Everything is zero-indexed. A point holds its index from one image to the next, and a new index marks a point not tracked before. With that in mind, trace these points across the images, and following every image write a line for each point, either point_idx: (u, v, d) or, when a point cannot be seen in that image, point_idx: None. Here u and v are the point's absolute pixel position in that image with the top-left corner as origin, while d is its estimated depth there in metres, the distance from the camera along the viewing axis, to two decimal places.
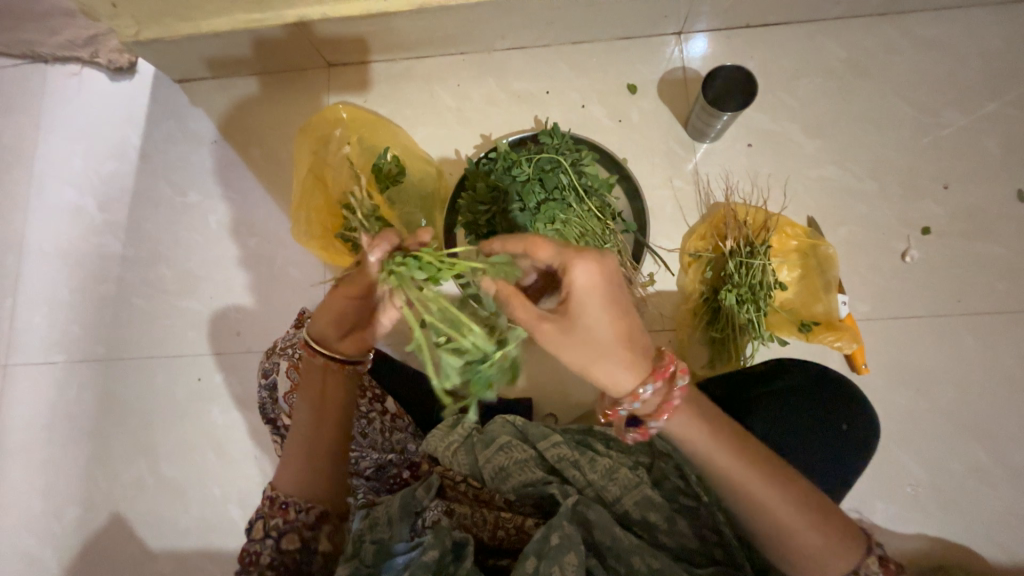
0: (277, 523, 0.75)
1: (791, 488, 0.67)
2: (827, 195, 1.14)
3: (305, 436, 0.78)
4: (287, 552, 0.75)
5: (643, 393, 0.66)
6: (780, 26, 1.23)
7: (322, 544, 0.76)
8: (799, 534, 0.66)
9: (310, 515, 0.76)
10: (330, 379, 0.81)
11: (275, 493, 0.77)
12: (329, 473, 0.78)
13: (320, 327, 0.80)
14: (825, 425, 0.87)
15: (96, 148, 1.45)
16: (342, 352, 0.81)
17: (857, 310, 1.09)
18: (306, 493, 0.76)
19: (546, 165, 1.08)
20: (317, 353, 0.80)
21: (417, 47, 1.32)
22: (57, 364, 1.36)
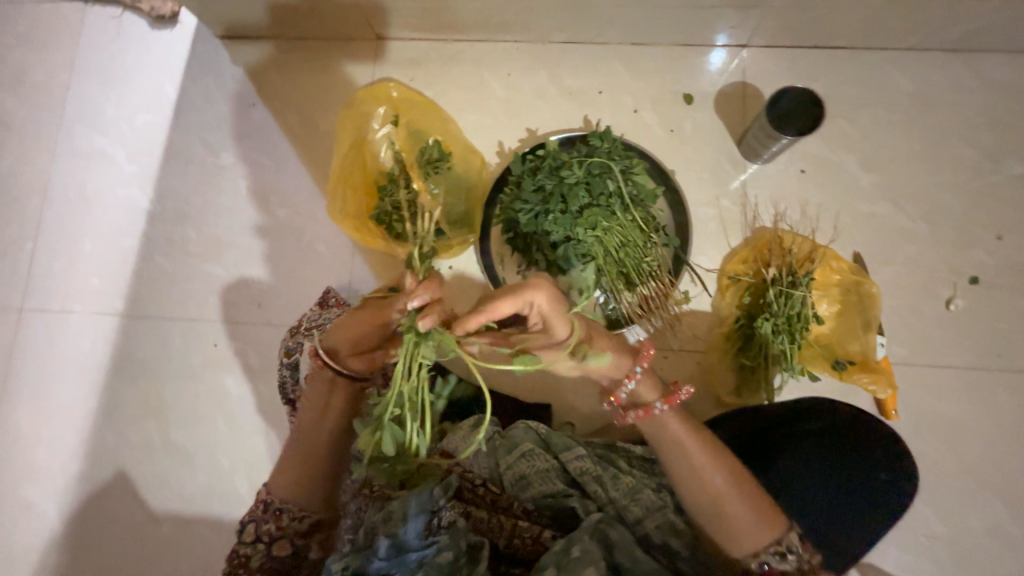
0: (269, 528, 0.90)
1: (724, 467, 0.75)
2: (877, 233, 1.11)
3: (302, 449, 0.90)
4: (277, 555, 0.90)
5: (636, 373, 0.77)
6: (849, 50, 1.19)
7: (312, 550, 0.92)
8: (726, 502, 0.73)
9: (302, 523, 0.90)
10: (334, 397, 0.90)
11: (270, 500, 0.90)
12: (320, 485, 0.91)
13: (335, 341, 0.87)
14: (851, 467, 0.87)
15: (130, 97, 1.41)
16: (349, 368, 0.88)
17: (893, 353, 1.07)
18: (299, 503, 0.90)
19: (595, 169, 1.04)
20: (323, 364, 0.89)
21: (470, 30, 1.28)
22: (74, 314, 1.35)
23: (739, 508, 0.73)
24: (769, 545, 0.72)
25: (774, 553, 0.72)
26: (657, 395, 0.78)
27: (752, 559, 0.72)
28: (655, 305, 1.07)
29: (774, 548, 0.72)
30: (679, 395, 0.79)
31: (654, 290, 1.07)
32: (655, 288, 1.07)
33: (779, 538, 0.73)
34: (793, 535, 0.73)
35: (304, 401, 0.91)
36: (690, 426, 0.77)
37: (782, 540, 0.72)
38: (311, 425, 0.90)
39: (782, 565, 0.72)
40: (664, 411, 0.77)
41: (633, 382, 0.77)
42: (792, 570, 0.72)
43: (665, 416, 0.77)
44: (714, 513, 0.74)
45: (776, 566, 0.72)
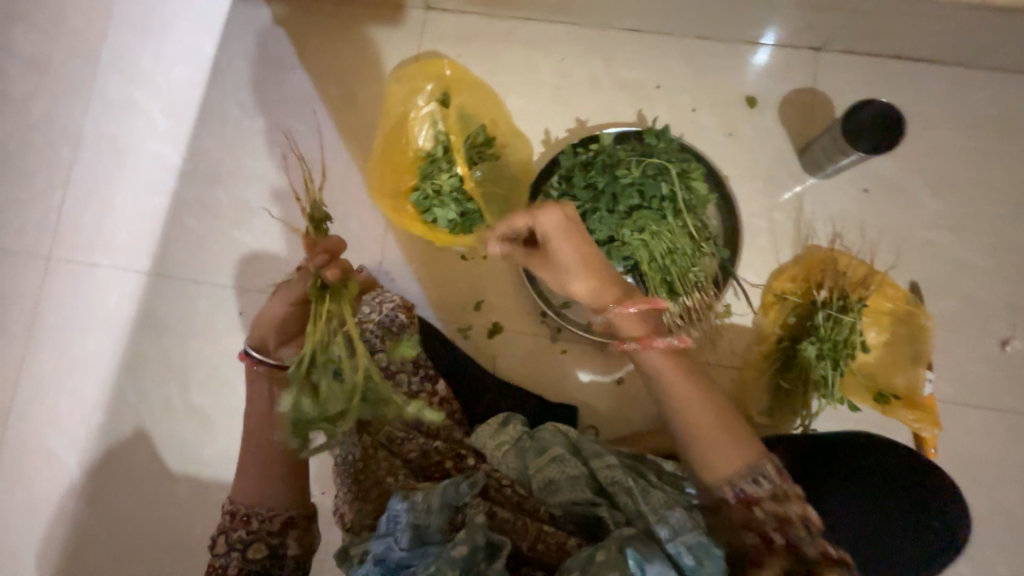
0: (240, 534, 0.85)
1: (698, 394, 0.75)
2: (938, 263, 1.06)
3: (266, 455, 0.89)
4: (253, 560, 0.85)
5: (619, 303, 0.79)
6: (931, 64, 1.11)
7: (289, 548, 0.87)
8: (697, 430, 0.75)
9: (272, 523, 0.86)
10: (273, 390, 0.92)
11: (235, 508, 0.87)
12: (285, 483, 0.89)
13: (260, 334, 0.91)
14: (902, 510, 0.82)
15: (167, 50, 1.37)
16: (283, 358, 0.91)
17: (940, 390, 1.02)
18: (266, 505, 0.87)
19: (651, 170, 0.99)
20: (260, 362, 0.91)
21: (526, 8, 1.21)
22: (100, 268, 1.33)
23: (717, 436, 0.74)
24: (742, 471, 0.73)
25: (748, 481, 0.73)
26: (643, 332, 0.78)
27: (727, 486, 0.73)
28: (697, 316, 1.03)
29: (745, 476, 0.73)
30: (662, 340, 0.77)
31: (699, 302, 1.03)
32: (698, 300, 1.03)
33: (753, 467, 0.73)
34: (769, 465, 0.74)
35: (248, 404, 0.93)
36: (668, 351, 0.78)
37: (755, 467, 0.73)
38: (262, 432, 0.91)
39: (758, 492, 0.72)
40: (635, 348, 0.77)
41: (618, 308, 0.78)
42: (766, 496, 0.73)
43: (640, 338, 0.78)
44: (687, 436, 0.76)
45: (750, 493, 0.72)
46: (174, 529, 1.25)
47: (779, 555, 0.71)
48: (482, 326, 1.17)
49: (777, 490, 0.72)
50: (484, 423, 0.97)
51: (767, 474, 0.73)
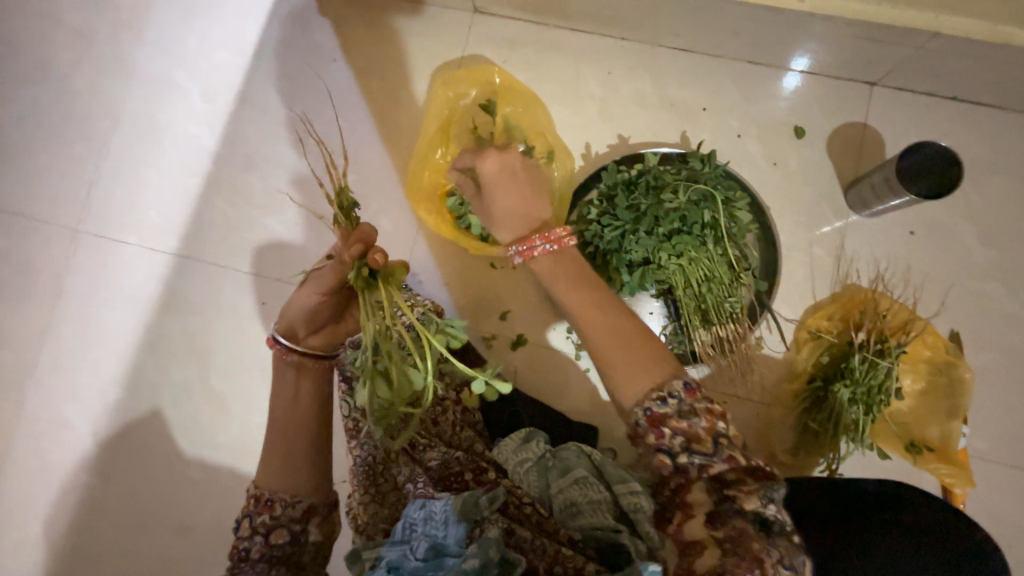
0: (263, 520, 0.79)
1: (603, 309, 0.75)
2: (982, 314, 1.03)
3: (293, 437, 0.83)
4: (275, 546, 0.79)
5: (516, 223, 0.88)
6: (990, 108, 1.08)
7: (312, 534, 0.81)
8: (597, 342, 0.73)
9: (296, 509, 0.80)
10: (302, 380, 0.85)
11: (259, 492, 0.81)
12: (312, 468, 0.83)
13: (289, 322, 0.85)
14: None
15: (211, 32, 1.37)
16: (315, 348, 0.86)
17: (974, 445, 0.99)
18: (290, 489, 0.81)
19: (696, 196, 0.97)
20: (289, 352, 0.85)
21: (577, 19, 1.19)
22: (128, 245, 1.34)
23: (617, 351, 0.71)
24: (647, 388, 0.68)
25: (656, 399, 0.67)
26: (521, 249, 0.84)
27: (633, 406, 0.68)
28: (730, 348, 1.00)
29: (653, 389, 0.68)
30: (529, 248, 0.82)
31: (733, 333, 1.01)
32: (733, 331, 1.01)
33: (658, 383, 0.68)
34: (677, 381, 0.68)
35: (274, 392, 0.86)
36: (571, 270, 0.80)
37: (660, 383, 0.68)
38: (290, 413, 0.84)
39: (662, 410, 0.66)
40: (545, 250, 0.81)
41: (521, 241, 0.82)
42: (673, 414, 0.66)
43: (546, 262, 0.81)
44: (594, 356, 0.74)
45: (657, 412, 0.67)
46: (182, 511, 1.25)
47: (695, 483, 0.64)
48: (507, 338, 1.15)
49: (688, 410, 0.66)
50: (506, 439, 0.98)
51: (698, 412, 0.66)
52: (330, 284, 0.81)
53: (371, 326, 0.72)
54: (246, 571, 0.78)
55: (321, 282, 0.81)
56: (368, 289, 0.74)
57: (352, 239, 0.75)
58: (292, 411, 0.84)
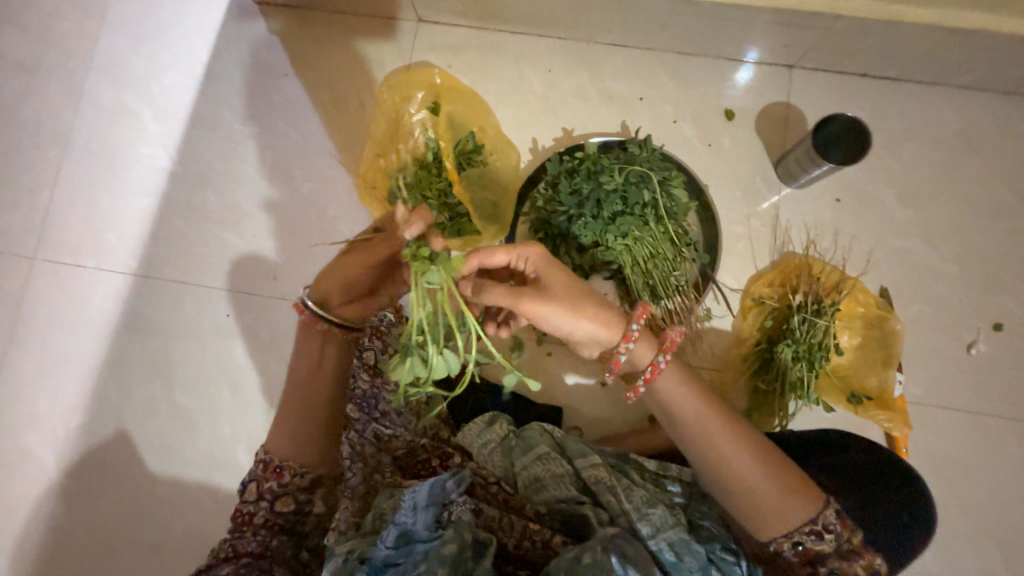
0: (270, 486, 0.84)
1: (752, 450, 0.78)
2: (905, 270, 1.11)
3: (308, 411, 0.87)
4: (279, 513, 0.84)
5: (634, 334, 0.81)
6: (899, 81, 1.17)
7: (316, 505, 0.86)
8: (751, 485, 0.77)
9: (304, 479, 0.85)
10: (327, 348, 0.90)
11: (269, 458, 0.84)
12: (323, 442, 0.87)
13: (327, 288, 0.88)
14: (888, 513, 0.83)
15: (158, 54, 1.38)
16: (344, 318, 0.90)
17: (910, 391, 1.06)
18: (301, 460, 0.85)
19: (633, 177, 1.01)
20: (319, 319, 0.88)
21: (515, 22, 1.26)
22: (85, 269, 1.33)
23: (771, 494, 0.76)
24: (805, 526, 0.75)
25: (810, 533, 0.76)
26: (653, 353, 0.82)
27: (788, 541, 0.76)
28: (678, 320, 1.06)
29: (809, 528, 0.76)
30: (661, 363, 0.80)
31: (681, 305, 1.07)
32: (680, 303, 1.07)
33: (814, 520, 0.75)
34: (829, 514, 0.76)
35: (294, 356, 0.89)
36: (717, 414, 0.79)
37: (816, 520, 0.75)
38: (309, 383, 0.88)
39: (819, 545, 0.76)
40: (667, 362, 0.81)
41: (630, 342, 0.80)
42: (829, 548, 0.76)
43: (675, 391, 0.81)
44: (741, 497, 0.77)
45: (813, 545, 0.76)
46: (153, 531, 1.23)
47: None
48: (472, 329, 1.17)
49: (845, 548, 0.76)
50: (470, 422, 0.98)
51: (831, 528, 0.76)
52: (377, 257, 0.87)
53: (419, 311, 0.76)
54: (248, 537, 0.82)
55: (367, 255, 0.87)
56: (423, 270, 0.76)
57: (412, 218, 0.80)
58: (311, 382, 0.88)
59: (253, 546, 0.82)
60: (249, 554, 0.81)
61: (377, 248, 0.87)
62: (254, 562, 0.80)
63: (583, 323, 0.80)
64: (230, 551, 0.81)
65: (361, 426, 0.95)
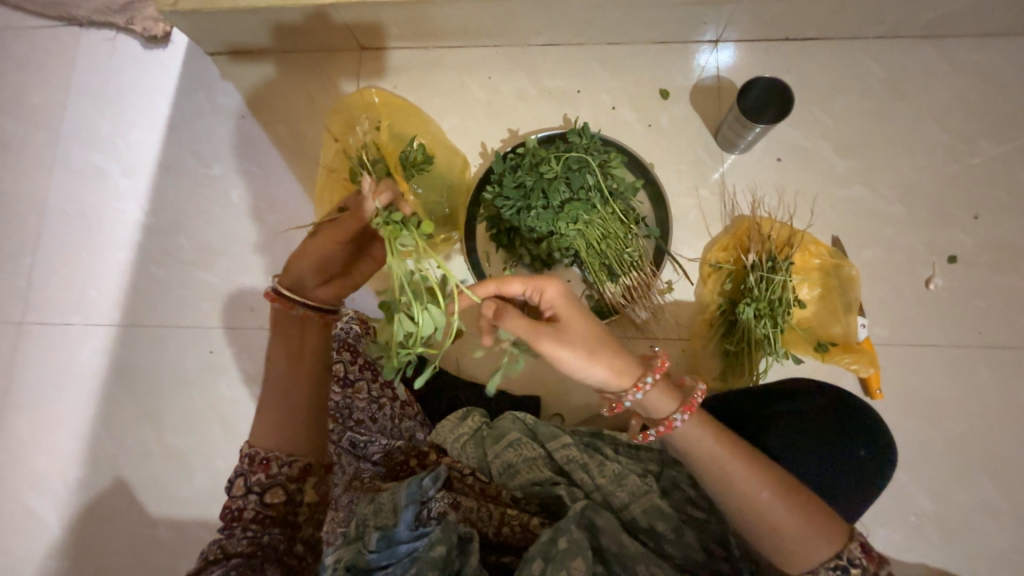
0: (258, 478, 0.80)
1: (777, 488, 0.73)
2: (853, 216, 1.13)
3: (294, 398, 0.86)
4: (270, 505, 0.80)
5: (645, 384, 0.75)
6: (820, 41, 1.22)
7: (307, 495, 0.83)
8: (776, 524, 0.72)
9: (293, 468, 0.82)
10: (307, 335, 0.91)
11: (254, 450, 0.82)
12: (310, 428, 0.86)
13: (300, 273, 0.92)
14: (849, 452, 0.86)
15: (123, 114, 1.45)
16: (320, 299, 0.94)
17: (876, 334, 1.08)
18: (288, 448, 0.83)
19: (574, 163, 1.06)
20: (295, 305, 0.90)
21: (450, 37, 1.32)
22: (71, 326, 1.37)
23: (794, 530, 0.71)
24: (828, 561, 0.71)
25: (835, 567, 0.71)
26: (673, 406, 0.75)
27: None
28: (638, 295, 1.09)
29: (833, 561, 0.71)
30: (676, 422, 0.75)
31: (637, 280, 1.09)
32: (637, 279, 1.09)
33: (837, 553, 0.71)
34: (853, 547, 0.72)
35: (273, 349, 0.90)
36: (737, 453, 0.74)
37: (841, 553, 0.71)
38: (292, 371, 0.89)
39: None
40: (685, 421, 0.75)
41: (641, 393, 0.74)
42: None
43: (692, 432, 0.75)
44: (764, 535, 0.73)
45: None
46: (157, 574, 1.24)
47: None
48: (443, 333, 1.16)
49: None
50: (444, 419, 0.99)
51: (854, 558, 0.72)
52: (348, 233, 0.91)
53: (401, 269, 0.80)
54: (238, 535, 0.77)
55: (337, 232, 0.91)
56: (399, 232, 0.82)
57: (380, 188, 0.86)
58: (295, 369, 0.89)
59: (242, 545, 0.76)
60: (239, 554, 0.75)
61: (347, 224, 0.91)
62: (244, 561, 0.74)
63: (597, 373, 0.74)
64: (219, 552, 0.76)
65: (336, 437, 0.97)
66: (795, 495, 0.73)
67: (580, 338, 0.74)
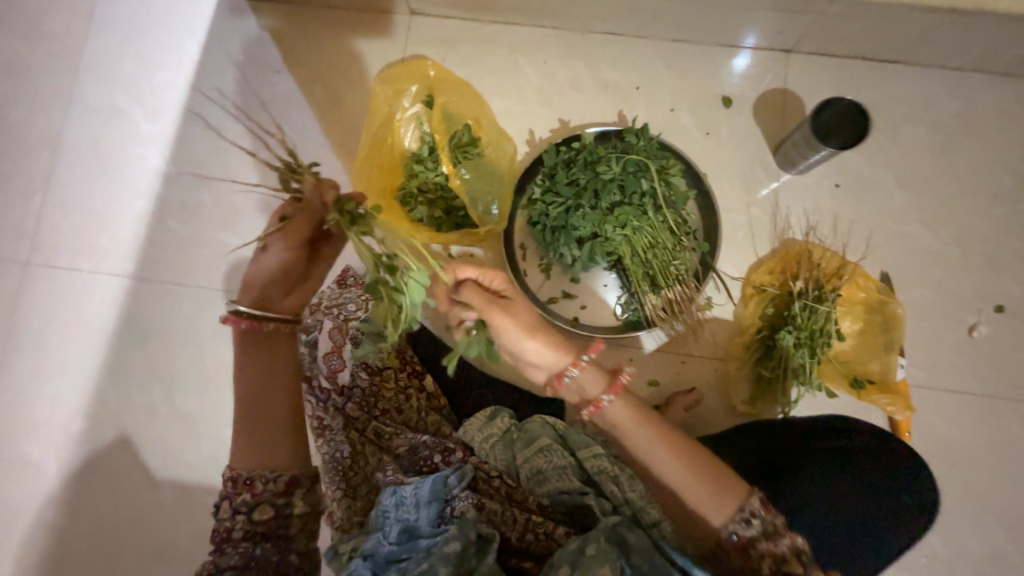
0: (244, 499, 0.79)
1: (668, 441, 0.74)
2: (906, 254, 1.10)
3: (270, 414, 0.84)
4: (259, 522, 0.79)
5: (580, 362, 0.76)
6: (895, 65, 1.16)
7: (296, 507, 0.81)
8: (670, 475, 0.74)
9: (277, 483, 0.80)
10: (277, 348, 0.86)
11: (235, 473, 0.80)
12: (290, 440, 0.85)
13: (262, 290, 0.84)
14: (877, 494, 0.87)
15: (149, 53, 1.36)
16: (291, 309, 0.88)
17: (912, 376, 1.07)
18: (270, 466, 0.81)
19: (630, 167, 1.02)
20: (263, 323, 0.83)
21: (508, 12, 1.24)
22: (79, 273, 1.32)
23: (692, 484, 0.73)
24: (731, 514, 0.71)
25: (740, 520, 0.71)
26: (601, 388, 0.76)
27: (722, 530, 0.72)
28: (679, 309, 1.06)
29: (737, 515, 0.71)
30: (604, 404, 0.76)
31: (680, 294, 1.06)
32: (679, 292, 1.06)
33: (740, 506, 0.71)
34: (754, 500, 0.72)
35: (241, 367, 0.85)
36: (630, 407, 0.76)
37: (742, 507, 0.71)
38: (265, 387, 0.84)
39: (750, 532, 0.71)
40: (612, 402, 0.76)
41: (577, 370, 0.75)
42: (759, 535, 0.71)
43: (593, 391, 0.77)
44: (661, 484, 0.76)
45: (745, 534, 0.71)
46: (158, 536, 1.22)
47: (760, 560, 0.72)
48: None
49: (771, 529, 0.71)
50: (472, 417, 0.97)
51: (757, 511, 0.72)
52: (304, 235, 0.81)
53: (366, 252, 0.79)
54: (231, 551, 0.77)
55: (293, 238, 0.81)
56: (353, 224, 0.78)
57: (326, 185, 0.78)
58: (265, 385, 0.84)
59: (236, 558, 0.77)
60: (234, 566, 0.77)
61: (299, 230, 0.81)
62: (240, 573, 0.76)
63: (538, 350, 0.77)
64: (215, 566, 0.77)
65: (363, 424, 0.97)
66: (687, 448, 0.74)
67: (521, 313, 0.78)
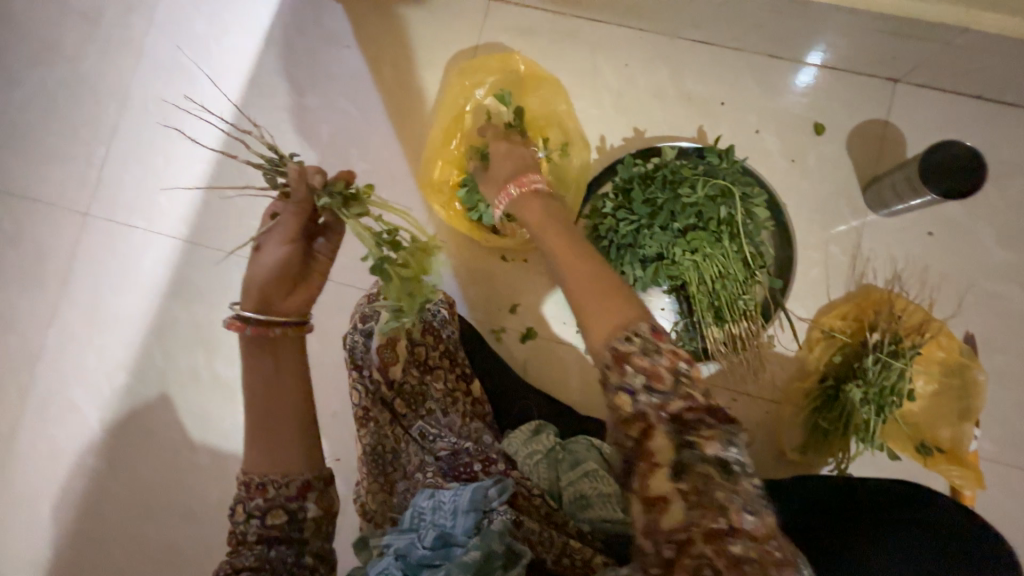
0: (256, 502, 0.71)
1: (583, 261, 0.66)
2: (995, 316, 1.03)
3: (272, 421, 0.73)
4: (272, 527, 0.71)
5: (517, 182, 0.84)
6: (1013, 108, 1.07)
7: (311, 510, 0.73)
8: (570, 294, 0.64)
9: (291, 486, 0.72)
10: (277, 350, 0.75)
11: (249, 474, 0.72)
12: (292, 445, 0.74)
13: (257, 294, 0.74)
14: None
15: (220, 15, 1.34)
16: (294, 312, 0.76)
17: (982, 446, 1.00)
18: (281, 466, 0.72)
19: (714, 190, 0.96)
20: (269, 327, 0.74)
21: (595, 8, 1.17)
22: (136, 231, 1.33)
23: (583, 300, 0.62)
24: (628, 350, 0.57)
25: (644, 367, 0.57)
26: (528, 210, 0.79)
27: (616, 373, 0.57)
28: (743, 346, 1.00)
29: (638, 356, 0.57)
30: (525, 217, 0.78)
31: (746, 330, 1.00)
32: (746, 328, 1.00)
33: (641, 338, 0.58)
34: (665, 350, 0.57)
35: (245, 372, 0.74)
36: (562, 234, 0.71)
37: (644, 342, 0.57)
38: (258, 397, 0.73)
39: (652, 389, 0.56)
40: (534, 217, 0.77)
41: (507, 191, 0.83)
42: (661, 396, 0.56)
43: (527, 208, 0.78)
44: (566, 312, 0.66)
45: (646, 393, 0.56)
46: (190, 497, 1.25)
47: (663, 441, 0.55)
48: (516, 331, 1.18)
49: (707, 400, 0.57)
50: (516, 431, 0.99)
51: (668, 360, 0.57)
52: (295, 228, 0.75)
53: (362, 231, 0.78)
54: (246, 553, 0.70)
55: (283, 233, 0.76)
56: (346, 207, 0.77)
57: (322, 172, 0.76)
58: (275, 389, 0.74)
59: (251, 559, 0.69)
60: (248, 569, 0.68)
61: (292, 221, 0.76)
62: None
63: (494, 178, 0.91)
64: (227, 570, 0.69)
65: (408, 423, 0.96)
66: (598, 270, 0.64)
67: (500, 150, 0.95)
